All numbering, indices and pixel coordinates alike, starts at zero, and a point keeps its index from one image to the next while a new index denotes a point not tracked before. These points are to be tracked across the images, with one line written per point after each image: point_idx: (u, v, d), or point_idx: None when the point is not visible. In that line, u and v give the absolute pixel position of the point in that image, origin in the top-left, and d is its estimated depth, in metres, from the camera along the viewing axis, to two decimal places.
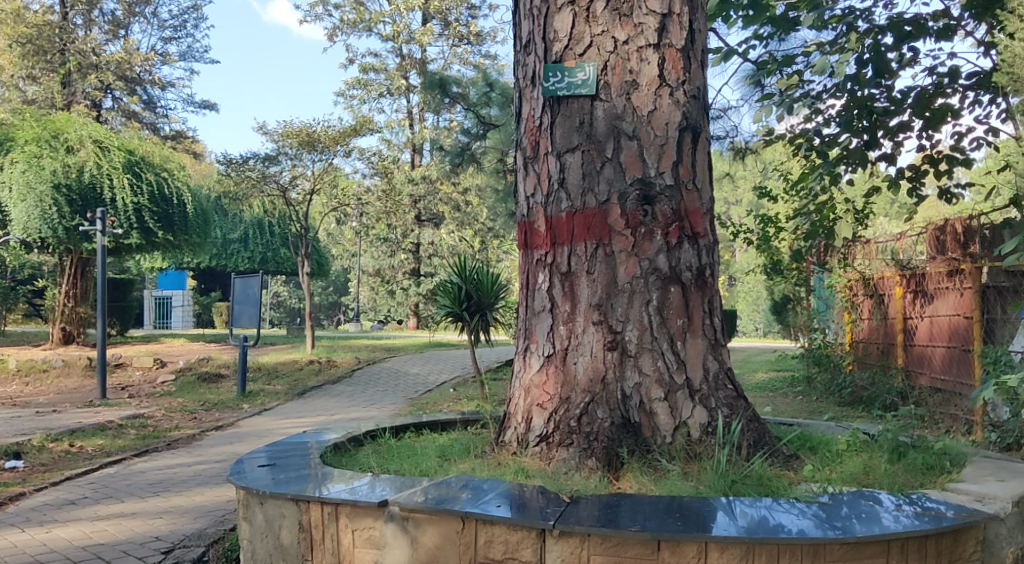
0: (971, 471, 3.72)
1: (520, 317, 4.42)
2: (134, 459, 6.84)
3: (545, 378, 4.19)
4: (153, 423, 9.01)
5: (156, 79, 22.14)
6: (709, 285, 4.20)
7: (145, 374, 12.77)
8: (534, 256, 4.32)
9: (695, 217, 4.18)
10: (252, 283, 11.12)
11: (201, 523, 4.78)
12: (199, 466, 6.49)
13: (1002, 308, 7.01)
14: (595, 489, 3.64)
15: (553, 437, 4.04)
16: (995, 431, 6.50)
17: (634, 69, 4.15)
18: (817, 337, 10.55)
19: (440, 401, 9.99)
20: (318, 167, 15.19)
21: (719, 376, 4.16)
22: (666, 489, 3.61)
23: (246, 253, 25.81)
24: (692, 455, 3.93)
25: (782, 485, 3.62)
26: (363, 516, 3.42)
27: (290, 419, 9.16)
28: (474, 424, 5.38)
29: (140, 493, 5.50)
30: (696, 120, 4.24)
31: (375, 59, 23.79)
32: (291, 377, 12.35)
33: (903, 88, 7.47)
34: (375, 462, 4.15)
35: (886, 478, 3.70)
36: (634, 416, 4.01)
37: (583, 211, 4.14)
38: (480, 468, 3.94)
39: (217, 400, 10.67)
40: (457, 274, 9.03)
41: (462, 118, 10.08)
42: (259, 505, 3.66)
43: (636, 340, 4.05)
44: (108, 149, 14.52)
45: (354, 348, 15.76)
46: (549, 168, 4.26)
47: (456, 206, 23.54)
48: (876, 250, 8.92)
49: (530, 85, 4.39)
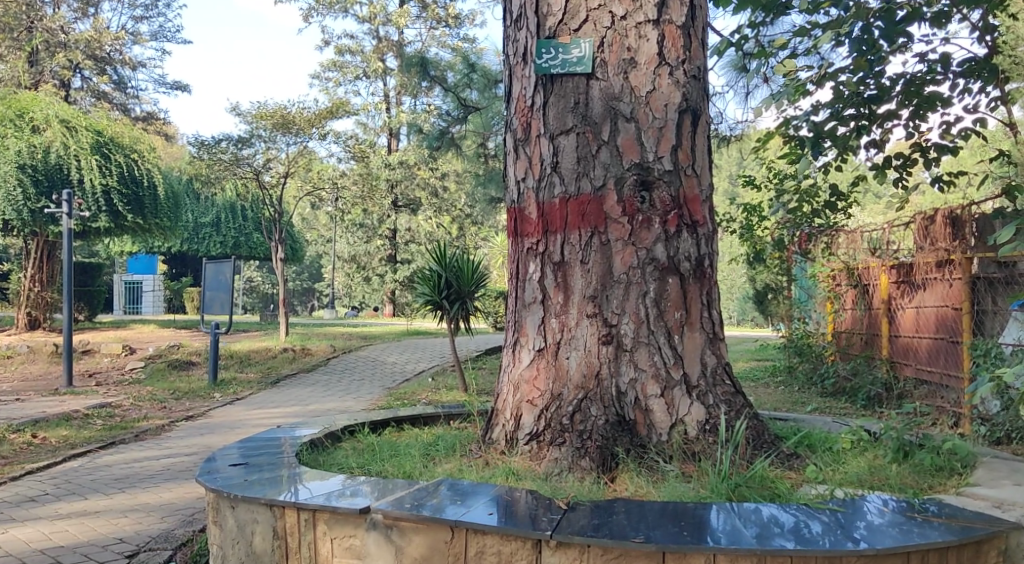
0: (984, 472, 3.55)
1: (510, 309, 4.19)
2: (100, 452, 6.56)
3: (535, 374, 3.97)
4: (121, 412, 8.69)
5: (127, 59, 21.55)
6: (708, 276, 3.99)
7: (114, 360, 12.39)
8: (525, 244, 4.09)
9: (694, 205, 3.97)
10: (224, 269, 10.77)
11: (169, 523, 4.50)
12: (168, 460, 6.20)
13: (993, 300, 6.85)
14: (591, 493, 3.42)
15: (544, 436, 3.83)
16: (985, 424, 6.38)
17: (632, 46, 3.93)
18: (798, 326, 10.37)
19: (417, 391, 9.74)
20: (293, 150, 14.84)
21: (717, 371, 3.96)
22: (666, 492, 3.40)
23: (218, 237, 25.29)
24: (690, 454, 3.74)
25: (787, 488, 3.43)
26: (343, 523, 3.17)
27: (264, 410, 8.86)
28: (456, 418, 5.16)
29: (103, 490, 5.20)
30: (696, 102, 4.02)
31: (351, 41, 23.40)
32: (264, 365, 12.05)
33: (893, 74, 7.28)
34: (355, 463, 3.89)
35: (892, 479, 3.56)
36: (628, 414, 3.81)
37: (577, 197, 3.91)
38: (468, 469, 3.72)
39: (188, 388, 10.35)
40: (436, 262, 8.76)
41: (441, 101, 9.78)
42: (229, 509, 3.40)
43: (631, 335, 3.85)
44: (76, 129, 14.03)
45: (329, 336, 15.46)
46: (541, 152, 4.02)
47: (433, 191, 23.08)
48: (860, 240, 8.72)
49: (521, 62, 4.14)
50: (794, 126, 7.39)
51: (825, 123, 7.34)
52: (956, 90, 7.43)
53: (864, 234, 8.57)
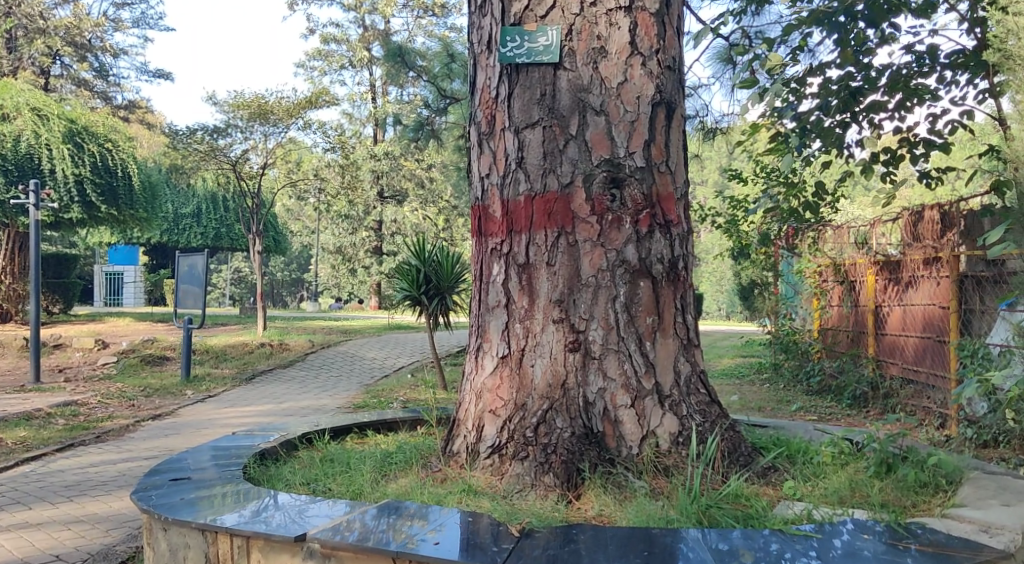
0: (970, 489, 3.34)
1: (472, 312, 3.96)
2: (56, 455, 6.31)
3: (498, 382, 3.74)
4: (86, 411, 8.43)
5: (108, 46, 21.10)
6: (682, 279, 3.78)
7: (86, 355, 12.06)
8: (488, 244, 3.85)
9: (668, 203, 3.75)
10: (197, 262, 10.47)
11: (112, 538, 4.28)
12: (126, 464, 5.95)
13: (980, 299, 6.65)
14: (552, 515, 3.20)
15: (506, 449, 3.61)
16: (972, 427, 6.19)
17: (602, 34, 3.70)
18: (784, 322, 10.13)
19: (395, 389, 9.49)
20: (275, 141, 14.53)
21: (692, 380, 3.76)
22: (633, 510, 3.18)
23: (199, 228, 24.96)
24: (661, 469, 3.52)
25: (761, 506, 3.22)
26: (278, 552, 2.96)
27: (236, 409, 8.64)
28: (422, 423, 4.92)
29: (51, 499, 4.96)
30: (672, 94, 3.80)
31: (336, 30, 23.01)
32: (240, 361, 11.77)
33: (880, 66, 7.07)
34: (301, 479, 3.68)
35: (873, 496, 3.36)
36: (597, 425, 3.59)
37: (543, 195, 3.68)
38: (424, 487, 3.49)
39: (160, 385, 10.09)
40: (415, 257, 8.52)
41: (424, 92, 9.51)
42: (162, 531, 3.19)
43: (600, 341, 3.63)
44: (46, 117, 13.64)
45: (309, 330, 15.15)
46: (505, 146, 3.78)
47: (419, 182, 22.77)
48: (848, 235, 8.51)
49: (485, 51, 3.90)
50: (778, 118, 7.17)
51: (811, 116, 7.11)
52: (943, 81, 7.23)
53: (851, 229, 8.36)
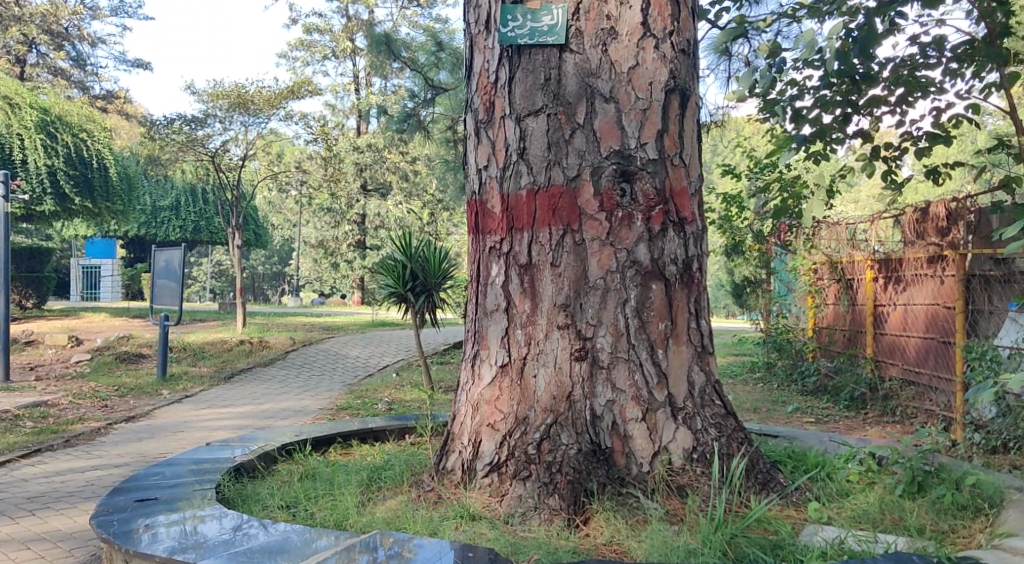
0: (1016, 514, 3.06)
1: (468, 315, 3.64)
2: (19, 461, 5.95)
3: (497, 393, 3.43)
4: (55, 413, 8.04)
5: (85, 34, 20.56)
6: (696, 281, 3.48)
7: (59, 352, 11.62)
8: (486, 242, 3.53)
9: (682, 199, 3.45)
10: (173, 257, 10.04)
11: (75, 559, 3.94)
12: (94, 473, 5.58)
13: (989, 299, 6.34)
14: (558, 544, 2.90)
15: (506, 467, 3.30)
16: (979, 432, 5.86)
17: (612, 14, 3.39)
18: (777, 320, 9.86)
19: (379, 390, 9.14)
20: (256, 132, 14.12)
21: (707, 391, 3.46)
22: (648, 538, 2.88)
23: (177, 221, 24.47)
24: (675, 488, 3.23)
25: (789, 532, 2.96)
26: None
27: (212, 410, 8.28)
28: (411, 432, 4.61)
29: (12, 513, 4.61)
30: (686, 80, 3.49)
31: (320, 19, 22.55)
32: (219, 359, 11.38)
33: (883, 58, 6.78)
34: (280, 501, 3.37)
35: (907, 520, 3.09)
36: (605, 441, 3.29)
37: (547, 189, 3.37)
38: (415, 512, 3.19)
39: (135, 384, 9.69)
40: (401, 252, 8.16)
41: (410, 82, 9.14)
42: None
43: (608, 349, 3.33)
44: (18, 106, 13.20)
45: (290, 326, 14.76)
46: (506, 136, 3.46)
47: (403, 174, 22.37)
48: (845, 231, 8.21)
49: (483, 31, 3.57)
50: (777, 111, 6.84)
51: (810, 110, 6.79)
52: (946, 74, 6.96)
53: (847, 226, 8.07)
